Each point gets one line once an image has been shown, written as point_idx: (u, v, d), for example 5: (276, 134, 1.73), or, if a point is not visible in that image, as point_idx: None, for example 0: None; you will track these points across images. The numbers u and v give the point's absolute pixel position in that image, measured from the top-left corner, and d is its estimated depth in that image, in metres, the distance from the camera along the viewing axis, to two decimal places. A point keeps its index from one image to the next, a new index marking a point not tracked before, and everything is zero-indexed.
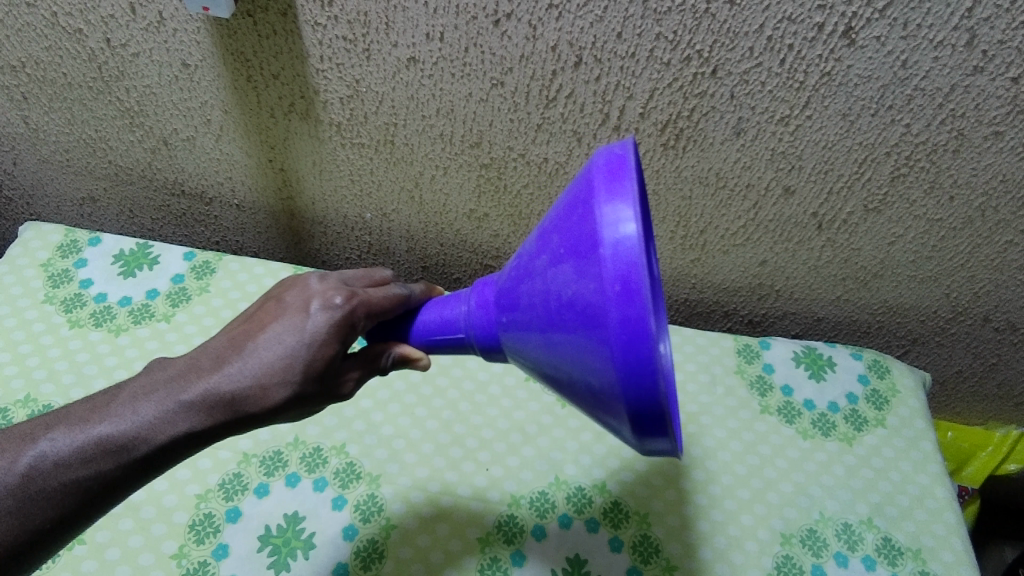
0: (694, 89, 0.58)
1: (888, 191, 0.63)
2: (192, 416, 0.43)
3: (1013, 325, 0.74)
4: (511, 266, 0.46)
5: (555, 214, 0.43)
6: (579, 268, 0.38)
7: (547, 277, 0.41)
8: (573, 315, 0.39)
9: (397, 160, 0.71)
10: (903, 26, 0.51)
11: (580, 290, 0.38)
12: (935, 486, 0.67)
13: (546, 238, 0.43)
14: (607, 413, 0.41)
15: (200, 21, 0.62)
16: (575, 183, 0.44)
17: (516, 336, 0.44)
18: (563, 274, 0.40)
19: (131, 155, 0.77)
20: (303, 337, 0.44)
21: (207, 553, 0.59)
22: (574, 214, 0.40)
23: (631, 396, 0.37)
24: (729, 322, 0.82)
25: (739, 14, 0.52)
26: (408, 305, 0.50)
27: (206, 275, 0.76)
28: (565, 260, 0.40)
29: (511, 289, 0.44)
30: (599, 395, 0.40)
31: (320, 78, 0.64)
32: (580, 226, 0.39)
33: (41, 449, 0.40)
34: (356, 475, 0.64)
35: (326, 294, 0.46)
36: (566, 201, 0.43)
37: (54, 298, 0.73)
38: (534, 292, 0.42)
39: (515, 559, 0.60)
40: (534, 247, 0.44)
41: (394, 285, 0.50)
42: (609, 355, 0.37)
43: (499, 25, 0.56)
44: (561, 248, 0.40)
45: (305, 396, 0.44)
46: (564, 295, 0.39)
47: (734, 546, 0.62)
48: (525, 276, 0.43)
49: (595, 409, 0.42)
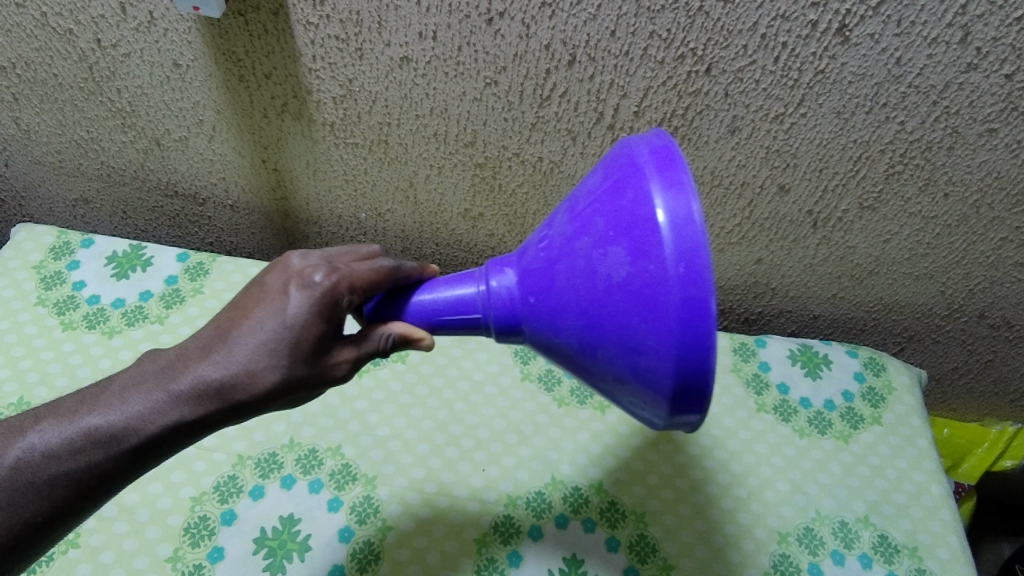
0: (688, 87, 0.57)
1: (883, 189, 0.63)
2: (181, 405, 0.42)
3: (1009, 321, 0.74)
4: (538, 245, 0.45)
5: (591, 195, 0.43)
6: (633, 250, 0.38)
7: (591, 258, 0.40)
8: (625, 295, 0.38)
9: (391, 159, 0.70)
10: (896, 23, 0.51)
11: (636, 271, 0.38)
12: (930, 482, 0.67)
13: (585, 219, 0.42)
14: (638, 395, 0.41)
15: (191, 21, 0.61)
16: (610, 166, 0.43)
17: (545, 316, 0.43)
18: (613, 255, 0.39)
19: (124, 156, 0.77)
20: (286, 320, 0.42)
21: (201, 556, 0.59)
22: (621, 197, 0.40)
23: (681, 376, 0.38)
24: (725, 320, 0.82)
25: (733, 12, 0.52)
26: (397, 275, 0.47)
27: (199, 277, 0.75)
28: (614, 241, 0.39)
29: (544, 269, 0.43)
30: (637, 377, 0.40)
31: (312, 78, 0.64)
32: (631, 208, 0.39)
33: (30, 441, 0.41)
34: (351, 476, 0.64)
35: (305, 271, 0.44)
36: (603, 184, 0.42)
37: (46, 301, 0.73)
38: (575, 274, 0.41)
39: (512, 560, 0.60)
40: (569, 227, 0.43)
41: (381, 258, 0.47)
42: (666, 336, 0.37)
43: (492, 25, 0.56)
44: (610, 229, 0.40)
45: (297, 379, 0.43)
46: (614, 275, 0.39)
47: (731, 544, 0.62)
48: (562, 256, 0.42)
49: (624, 390, 0.42)
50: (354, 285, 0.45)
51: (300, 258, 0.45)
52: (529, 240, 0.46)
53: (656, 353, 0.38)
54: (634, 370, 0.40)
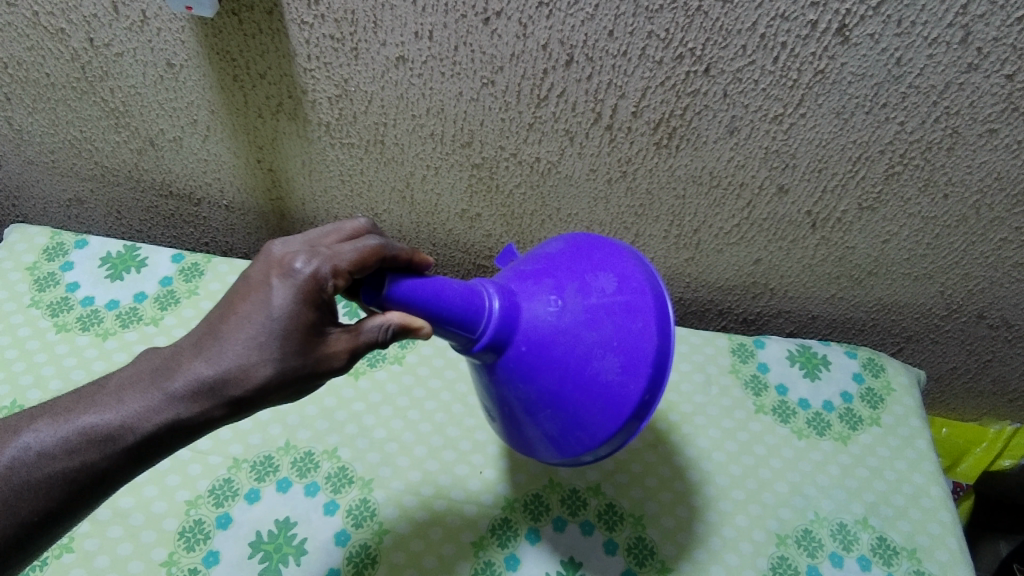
0: (687, 88, 0.57)
1: (882, 189, 0.62)
2: (176, 403, 0.41)
3: (1008, 321, 0.74)
4: (544, 304, 0.48)
5: (603, 294, 0.48)
6: (624, 366, 0.45)
7: (588, 350, 0.46)
8: (600, 390, 0.46)
9: (387, 160, 0.70)
10: (897, 23, 0.50)
11: (618, 382, 0.45)
12: (929, 484, 0.66)
13: (593, 314, 0.47)
14: (550, 451, 0.50)
15: (184, 20, 0.60)
16: (625, 275, 0.48)
17: (524, 368, 0.48)
18: (606, 357, 0.46)
19: (118, 156, 0.76)
20: (272, 311, 0.41)
21: (196, 560, 0.58)
22: (630, 318, 0.46)
23: (593, 457, 0.48)
24: (724, 320, 0.82)
25: (732, 12, 0.51)
26: (385, 254, 0.44)
27: (194, 278, 0.75)
28: (612, 352, 0.46)
29: (547, 333, 0.47)
30: (559, 444, 0.49)
31: (307, 78, 0.63)
32: (634, 334, 0.46)
33: (25, 441, 0.40)
34: (348, 479, 0.63)
35: (285, 260, 0.43)
36: (617, 292, 0.47)
37: (39, 303, 0.72)
38: (571, 353, 0.47)
39: (510, 563, 0.60)
40: (577, 310, 0.47)
41: (368, 239, 0.45)
42: (607, 437, 0.46)
43: (489, 24, 0.55)
44: (614, 341, 0.46)
45: (292, 370, 0.42)
46: (599, 374, 0.46)
47: (729, 547, 0.62)
48: (565, 332, 0.47)
49: (540, 443, 0.50)
50: (337, 267, 0.42)
51: (281, 246, 0.44)
52: (533, 289, 0.49)
53: (593, 442, 0.47)
54: (566, 439, 0.48)
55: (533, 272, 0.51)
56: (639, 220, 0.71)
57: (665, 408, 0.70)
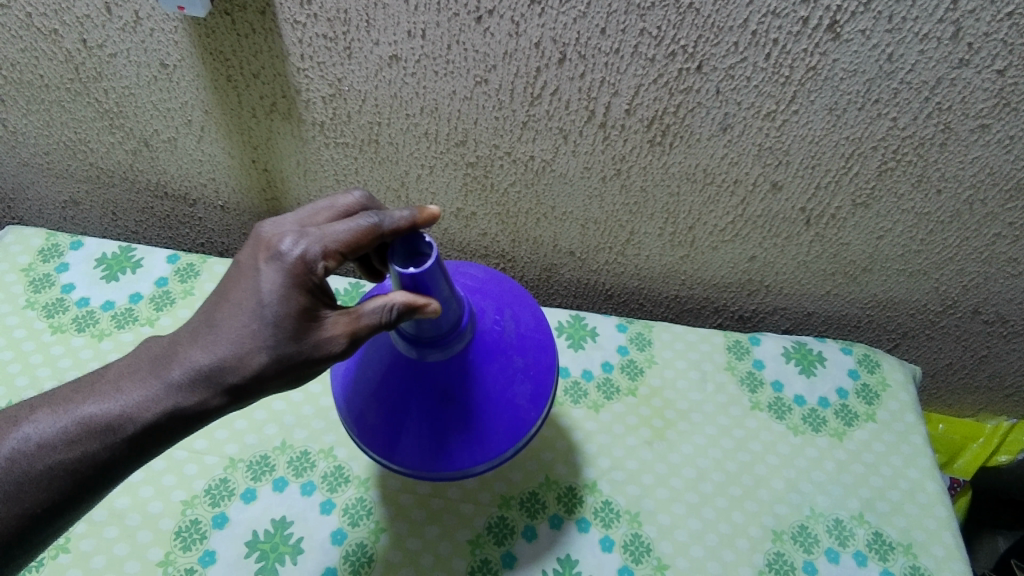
0: (679, 85, 0.57)
1: (875, 185, 0.62)
2: (173, 393, 0.41)
3: (1004, 317, 0.74)
4: (492, 321, 0.49)
5: (528, 326, 0.51)
6: (534, 395, 0.48)
7: (505, 373, 0.48)
8: (509, 413, 0.47)
9: (382, 159, 0.70)
10: (888, 19, 0.50)
11: (525, 406, 0.48)
12: (925, 479, 0.66)
13: (517, 341, 0.49)
14: (410, 464, 0.48)
15: (177, 20, 0.60)
16: (540, 317, 0.52)
17: (448, 378, 0.47)
18: (524, 383, 0.48)
19: (112, 157, 0.76)
20: (262, 298, 0.41)
21: (193, 560, 0.58)
22: (546, 355, 0.50)
23: (472, 471, 0.49)
24: (720, 318, 0.83)
25: (723, 9, 0.51)
26: (379, 232, 0.43)
27: (190, 279, 0.75)
28: (524, 382, 0.48)
29: (489, 348, 0.48)
30: (438, 459, 0.47)
31: (301, 77, 0.63)
32: (543, 366, 0.49)
33: (25, 432, 0.41)
34: (344, 478, 0.63)
35: (272, 242, 0.43)
36: (537, 330, 0.51)
37: (35, 304, 0.72)
38: (498, 373, 0.48)
39: (506, 560, 0.60)
40: (506, 334, 0.49)
41: (363, 216, 0.43)
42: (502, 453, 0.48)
43: (481, 22, 0.55)
44: (529, 370, 0.49)
45: (286, 358, 0.41)
46: (512, 398, 0.48)
47: (726, 543, 0.62)
48: (502, 352, 0.48)
49: (408, 455, 0.48)
50: (327, 250, 0.42)
51: (270, 227, 0.44)
52: (479, 305, 0.50)
53: (487, 457, 0.47)
54: (458, 453, 0.47)
55: (473, 288, 0.51)
56: (633, 218, 0.71)
57: (661, 405, 0.70)
